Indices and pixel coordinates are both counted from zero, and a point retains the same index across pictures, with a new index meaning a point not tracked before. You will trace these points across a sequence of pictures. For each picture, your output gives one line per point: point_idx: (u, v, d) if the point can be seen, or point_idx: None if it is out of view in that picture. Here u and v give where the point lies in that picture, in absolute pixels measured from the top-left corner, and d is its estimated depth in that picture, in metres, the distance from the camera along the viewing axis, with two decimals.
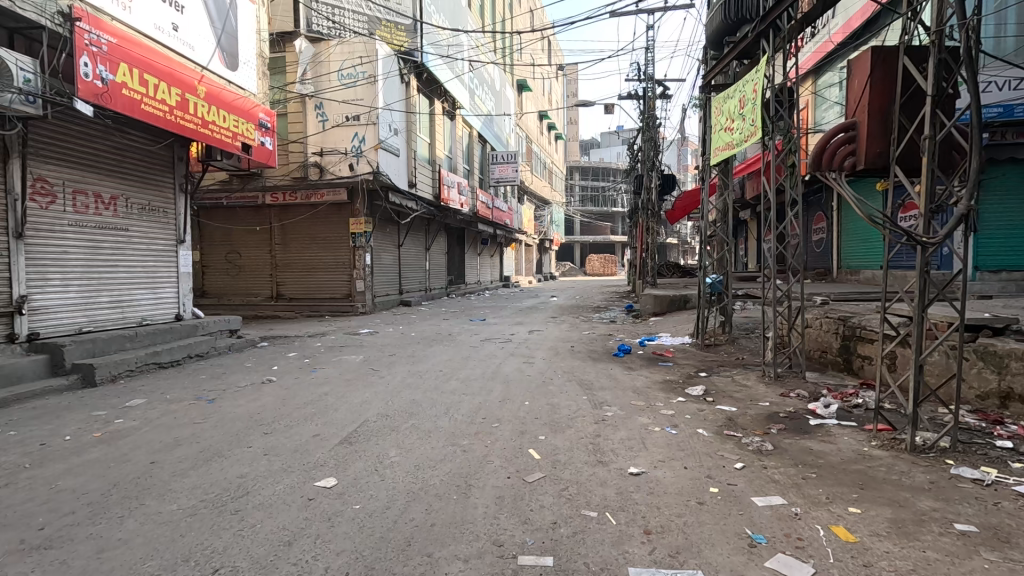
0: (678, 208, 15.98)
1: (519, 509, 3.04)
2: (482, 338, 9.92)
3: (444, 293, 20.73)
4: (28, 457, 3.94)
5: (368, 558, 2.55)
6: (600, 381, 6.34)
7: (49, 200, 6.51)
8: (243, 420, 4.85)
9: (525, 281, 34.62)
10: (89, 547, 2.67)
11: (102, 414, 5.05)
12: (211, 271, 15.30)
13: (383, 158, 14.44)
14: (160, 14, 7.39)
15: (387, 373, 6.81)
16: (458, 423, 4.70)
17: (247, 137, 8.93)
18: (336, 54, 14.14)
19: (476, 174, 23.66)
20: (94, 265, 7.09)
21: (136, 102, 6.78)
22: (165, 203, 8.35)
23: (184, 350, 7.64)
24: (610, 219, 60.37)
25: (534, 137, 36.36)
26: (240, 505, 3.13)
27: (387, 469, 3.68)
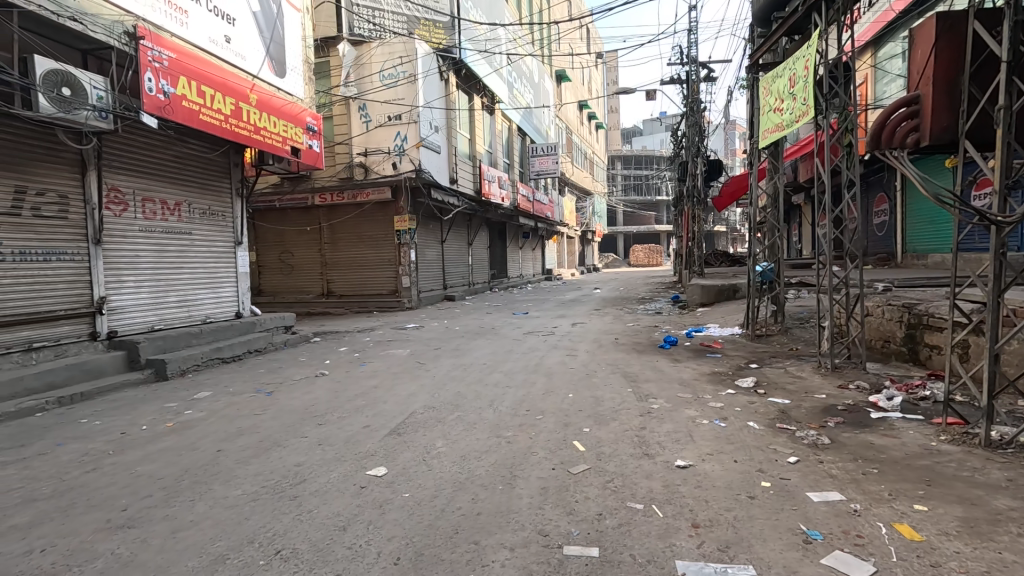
0: (725, 194, 15.43)
1: (564, 500, 3.06)
2: (525, 332, 9.95)
3: (487, 287, 20.92)
4: (110, 444, 4.30)
5: (418, 544, 2.64)
6: (645, 373, 6.24)
7: (122, 208, 7.02)
8: (298, 412, 5.10)
9: (568, 274, 34.42)
10: (165, 528, 2.89)
11: (173, 405, 5.43)
12: (266, 270, 16.06)
13: (425, 156, 14.67)
14: (213, 28, 7.80)
15: (433, 367, 6.97)
16: (502, 415, 4.75)
17: (296, 141, 9.29)
18: (378, 56, 14.47)
19: (516, 168, 23.65)
20: (162, 268, 7.60)
21: (194, 113, 7.19)
22: (224, 207, 8.84)
23: (244, 346, 8.08)
24: (654, 208, 58.98)
25: (574, 127, 35.91)
26: (298, 491, 3.30)
27: (433, 459, 3.78)
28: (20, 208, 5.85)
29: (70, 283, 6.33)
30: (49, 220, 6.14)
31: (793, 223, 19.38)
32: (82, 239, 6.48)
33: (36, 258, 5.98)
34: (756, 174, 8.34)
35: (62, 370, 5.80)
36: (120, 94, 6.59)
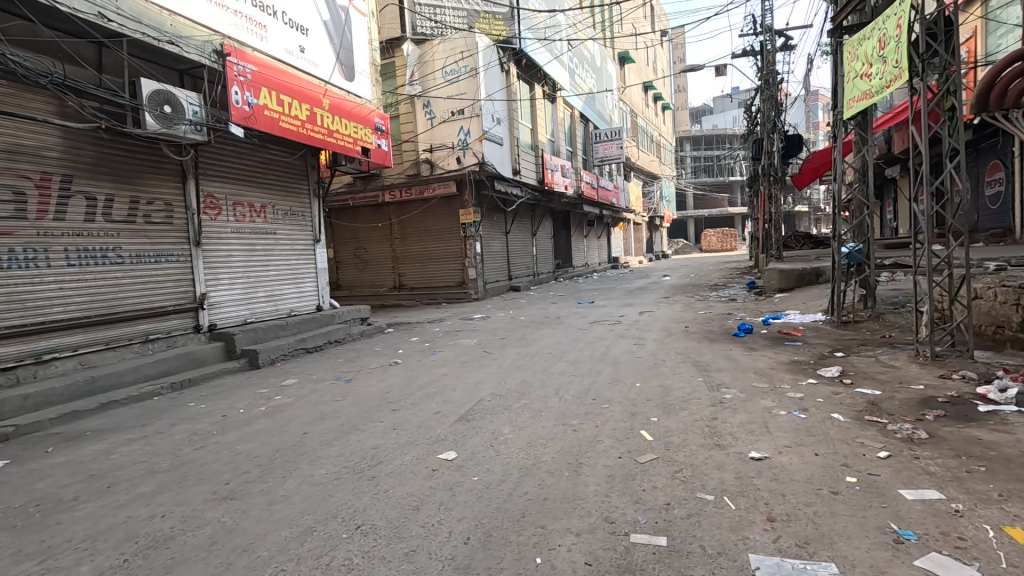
0: (806, 171, 14.37)
1: (630, 488, 3.04)
2: (591, 321, 9.87)
3: (552, 277, 20.91)
4: (214, 425, 4.80)
5: (487, 525, 2.74)
6: (717, 362, 6.00)
7: (216, 212, 7.71)
8: (375, 398, 5.40)
9: (635, 262, 33.59)
10: (262, 501, 3.20)
11: (265, 391, 5.94)
12: (343, 266, 17.02)
13: (488, 148, 14.84)
14: (289, 39, 8.32)
15: (500, 356, 7.10)
16: (569, 404, 4.77)
17: (366, 141, 9.72)
18: (440, 53, 14.80)
19: (579, 155, 23.32)
20: (253, 266, 8.29)
21: (275, 121, 7.73)
22: (303, 207, 9.45)
23: (324, 336, 8.66)
24: (727, 189, 56.07)
25: (638, 111, 34.79)
26: (375, 472, 3.52)
27: (501, 444, 3.88)
28: (135, 216, 6.60)
29: (177, 281, 7.07)
30: (158, 225, 6.87)
31: (887, 198, 17.69)
32: (185, 242, 7.21)
33: (150, 259, 6.73)
34: (840, 148, 7.71)
35: (173, 359, 6.52)
36: (211, 108, 7.21)
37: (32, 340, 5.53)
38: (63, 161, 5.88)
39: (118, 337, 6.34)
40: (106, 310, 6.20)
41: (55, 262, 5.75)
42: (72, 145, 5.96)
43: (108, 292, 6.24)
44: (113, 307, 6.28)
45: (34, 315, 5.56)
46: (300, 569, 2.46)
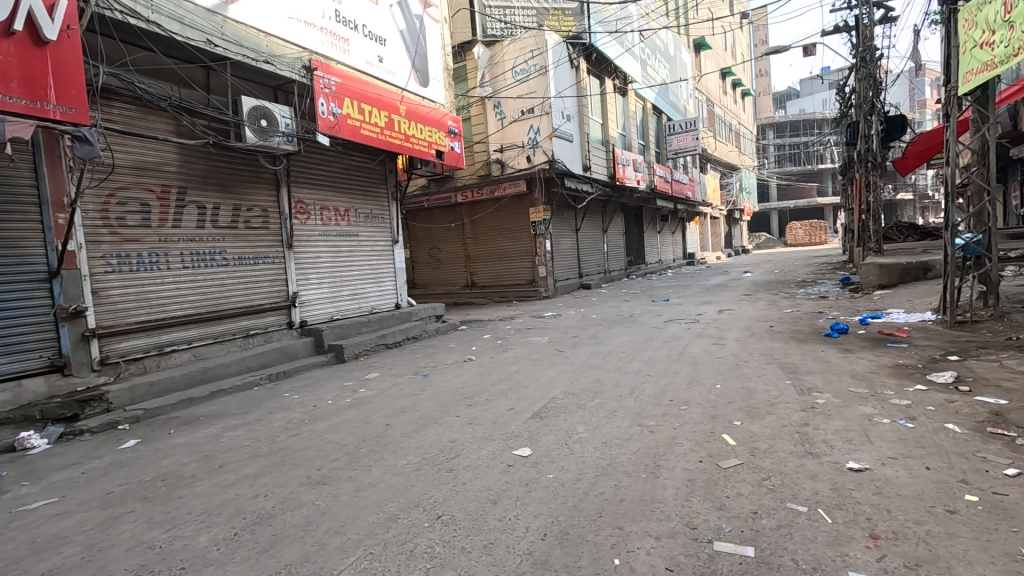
0: (911, 155, 12.98)
1: (712, 494, 2.91)
2: (667, 319, 9.57)
3: (624, 274, 20.46)
4: (306, 415, 5.18)
5: (563, 523, 2.74)
6: (807, 364, 5.59)
7: (306, 217, 8.29)
8: (451, 393, 5.56)
9: (713, 258, 31.98)
10: (350, 487, 3.41)
11: (350, 384, 6.33)
12: (419, 266, 17.71)
13: (558, 146, 14.76)
14: (369, 50, 8.75)
15: (572, 354, 7.07)
16: (644, 404, 4.66)
17: (440, 144, 10.00)
18: (509, 53, 14.93)
19: (652, 149, 22.59)
20: (338, 266, 8.83)
21: (357, 129, 8.15)
22: (383, 209, 9.92)
23: (403, 333, 9.06)
24: (816, 178, 51.99)
25: (715, 100, 33.09)
26: (453, 465, 3.64)
27: (576, 443, 3.86)
28: (237, 222, 7.24)
29: (272, 281, 7.68)
30: (256, 230, 7.50)
31: (1012, 181, 15.57)
32: (279, 245, 7.82)
33: (250, 261, 7.37)
34: (955, 128, 6.87)
35: (270, 353, 7.10)
36: (301, 120, 7.77)
37: (155, 334, 6.25)
38: (179, 175, 6.57)
39: (224, 332, 7.00)
40: (214, 307, 6.88)
41: (173, 265, 6.46)
42: (185, 159, 6.65)
43: (215, 291, 6.92)
44: (219, 305, 6.96)
45: (156, 311, 6.27)
46: (386, 554, 2.59)
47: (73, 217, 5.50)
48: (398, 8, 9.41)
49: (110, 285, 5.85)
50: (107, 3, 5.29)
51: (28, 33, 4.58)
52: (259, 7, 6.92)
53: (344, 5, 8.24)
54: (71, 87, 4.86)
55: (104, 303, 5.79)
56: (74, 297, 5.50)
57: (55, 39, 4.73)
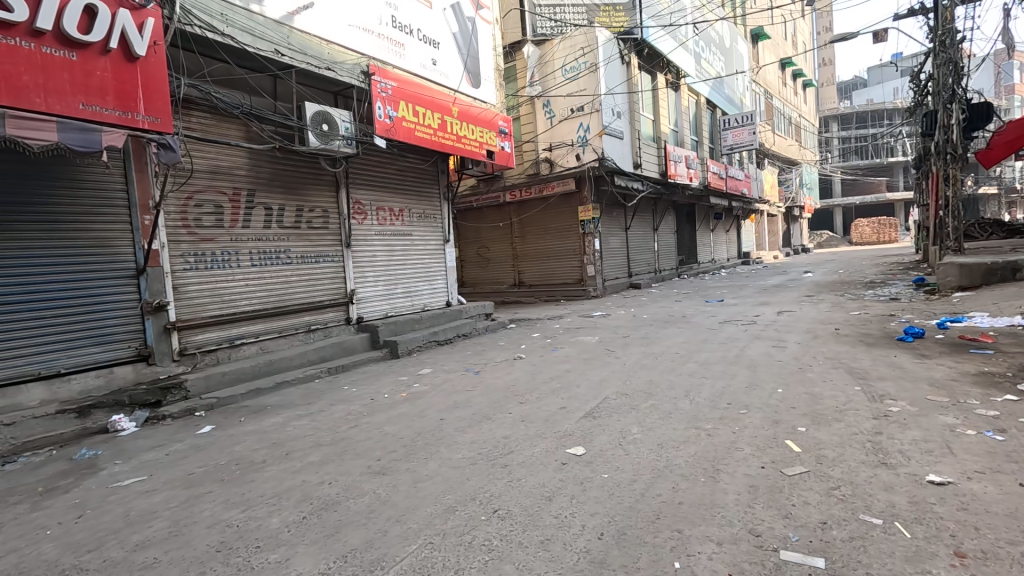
0: (998, 145, 11.92)
1: (777, 501, 2.81)
2: (722, 320, 9.26)
3: (675, 274, 19.96)
4: (364, 407, 5.39)
5: (620, 523, 2.72)
6: (878, 370, 5.26)
7: (363, 217, 8.60)
8: (502, 390, 5.63)
9: (770, 258, 30.65)
10: (409, 478, 3.52)
11: (405, 379, 6.52)
12: (468, 265, 17.98)
13: (608, 143, 14.56)
14: (424, 54, 8.97)
15: (623, 354, 6.98)
16: (700, 406, 4.55)
17: (490, 144, 10.11)
18: (559, 52, 14.89)
19: (706, 145, 21.88)
20: (392, 265, 9.12)
21: (412, 131, 8.37)
22: (435, 209, 10.14)
23: (454, 330, 9.25)
24: (885, 173, 48.75)
25: (774, 92, 31.68)
26: (507, 461, 3.69)
27: (630, 444, 3.82)
28: (301, 222, 7.61)
29: (332, 278, 8.02)
30: (318, 230, 7.85)
31: None
32: (339, 244, 8.15)
33: (311, 260, 7.73)
34: None
35: (329, 347, 7.42)
36: (360, 124, 8.06)
37: (226, 328, 6.66)
38: (249, 178, 6.98)
39: (288, 327, 7.38)
40: (279, 303, 7.26)
41: (243, 263, 6.87)
42: (254, 163, 7.05)
43: (280, 288, 7.30)
44: (283, 301, 7.34)
45: (228, 306, 6.69)
46: (445, 544, 2.66)
47: (157, 219, 5.96)
48: (451, 11, 9.60)
49: (188, 282, 6.29)
50: (188, 19, 5.69)
51: (122, 50, 5.00)
52: (322, 17, 7.25)
53: (401, 11, 8.49)
54: (158, 99, 5.27)
55: (183, 298, 6.24)
56: (157, 292, 5.96)
57: (144, 55, 5.14)
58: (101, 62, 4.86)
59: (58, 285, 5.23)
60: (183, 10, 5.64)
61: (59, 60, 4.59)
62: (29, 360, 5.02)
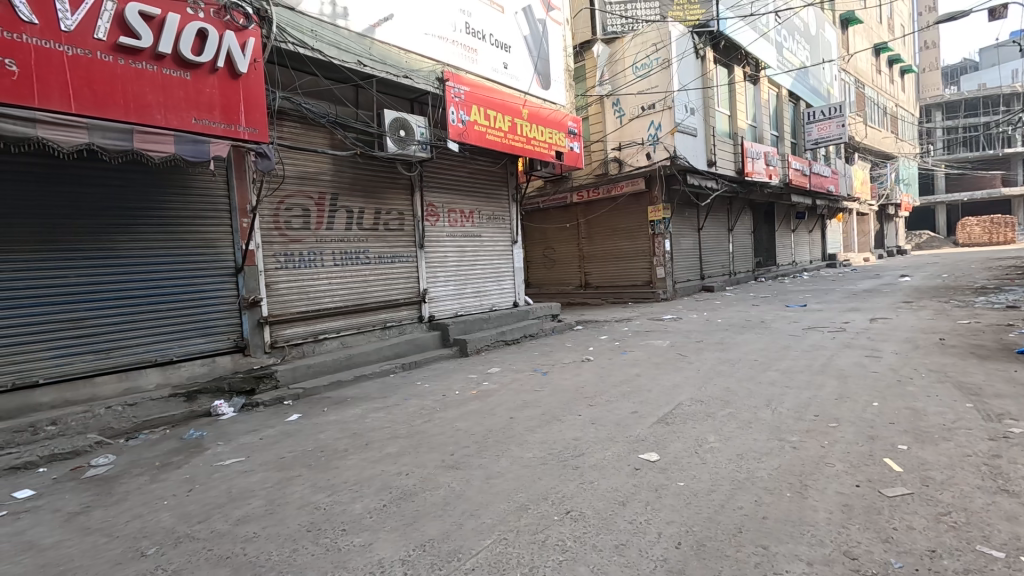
0: None
1: (875, 524, 2.60)
2: (806, 326, 8.67)
3: (751, 277, 18.95)
4: (437, 403, 5.57)
5: (698, 534, 2.63)
6: (994, 386, 4.71)
7: (436, 219, 8.88)
8: (571, 392, 5.62)
9: (860, 260, 28.31)
10: (482, 474, 3.59)
11: (474, 377, 6.67)
12: (534, 266, 18.03)
13: (681, 141, 14.07)
14: (495, 58, 9.12)
15: (697, 359, 6.73)
16: (784, 417, 4.30)
17: (559, 145, 10.10)
18: (630, 49, 14.59)
19: (788, 139, 20.56)
20: (463, 265, 9.35)
21: (483, 134, 8.55)
22: (504, 211, 10.28)
23: (521, 331, 9.33)
24: (1000, 165, 43.52)
25: (867, 81, 29.20)
26: (578, 462, 3.67)
27: (707, 452, 3.68)
28: (378, 224, 7.99)
29: (406, 278, 8.35)
30: (394, 231, 8.20)
31: None
32: (413, 245, 8.47)
33: (387, 260, 8.10)
34: None
35: (403, 344, 7.74)
36: (434, 129, 8.33)
37: (311, 323, 7.12)
38: (333, 183, 7.41)
39: (366, 323, 7.77)
40: (358, 301, 7.66)
41: (327, 263, 7.31)
42: (338, 169, 7.48)
43: (359, 286, 7.70)
44: (363, 298, 7.74)
45: (314, 303, 7.14)
46: (520, 541, 2.70)
47: (253, 221, 6.48)
48: (522, 15, 9.70)
49: (279, 280, 6.79)
50: (283, 37, 6.15)
51: (227, 69, 5.49)
52: (400, 28, 7.57)
53: (474, 17, 8.69)
54: (256, 111, 5.74)
55: (274, 295, 6.75)
56: (253, 289, 6.49)
57: (246, 71, 5.62)
58: (210, 80, 5.36)
59: (171, 281, 5.84)
60: (278, 28, 6.10)
61: (176, 79, 5.12)
62: (147, 348, 5.63)
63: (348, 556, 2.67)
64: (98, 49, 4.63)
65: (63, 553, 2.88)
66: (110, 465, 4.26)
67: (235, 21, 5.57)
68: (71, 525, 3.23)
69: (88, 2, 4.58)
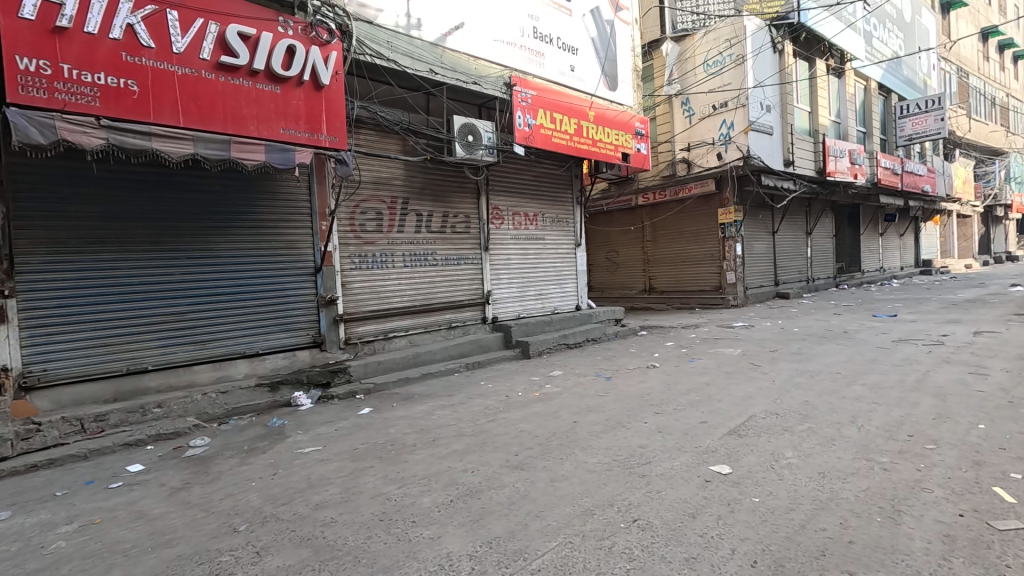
0: None
1: (983, 558, 2.36)
2: (897, 338, 7.98)
3: (832, 283, 17.69)
4: (500, 403, 5.64)
5: (776, 554, 2.49)
6: None
7: (500, 222, 9.00)
8: (636, 398, 5.50)
9: (961, 267, 25.62)
10: (546, 476, 3.61)
11: (537, 379, 6.69)
12: (596, 269, 17.79)
13: (756, 140, 13.41)
14: (562, 61, 9.13)
15: (771, 370, 6.38)
16: (872, 435, 3.98)
17: (626, 147, 9.92)
18: (701, 46, 14.09)
19: (877, 136, 19.02)
20: (526, 268, 9.42)
21: (549, 137, 8.57)
22: (568, 213, 10.24)
23: (583, 334, 9.25)
24: None
25: (971, 70, 26.44)
26: (645, 471, 3.59)
27: (784, 469, 3.48)
28: (446, 227, 8.22)
29: (471, 279, 8.53)
30: (460, 234, 8.41)
31: None
32: (478, 247, 8.64)
33: (453, 262, 8.31)
34: None
35: (468, 344, 7.91)
36: (501, 133, 8.46)
37: (382, 322, 7.43)
38: (404, 187, 7.70)
39: (432, 323, 8.01)
40: (425, 301, 7.92)
41: (397, 264, 7.61)
42: (409, 174, 7.77)
43: (427, 287, 7.95)
44: (430, 299, 7.99)
45: (384, 302, 7.46)
46: (585, 546, 2.68)
47: (332, 224, 6.87)
48: (590, 17, 9.65)
49: (353, 280, 7.15)
50: (361, 49, 6.48)
51: (311, 81, 5.87)
52: (470, 36, 7.77)
53: (542, 21, 8.76)
54: (337, 120, 6.07)
55: (349, 294, 7.10)
56: (330, 288, 6.87)
57: (329, 83, 5.98)
58: (297, 92, 5.75)
59: (258, 279, 6.31)
60: (358, 41, 6.44)
61: (268, 93, 5.53)
62: (237, 341, 6.13)
63: (418, 547, 2.77)
64: (203, 68, 5.11)
65: (168, 523, 3.19)
66: (205, 446, 4.67)
67: (320, 36, 5.94)
68: (174, 498, 3.58)
69: (195, 27, 5.08)
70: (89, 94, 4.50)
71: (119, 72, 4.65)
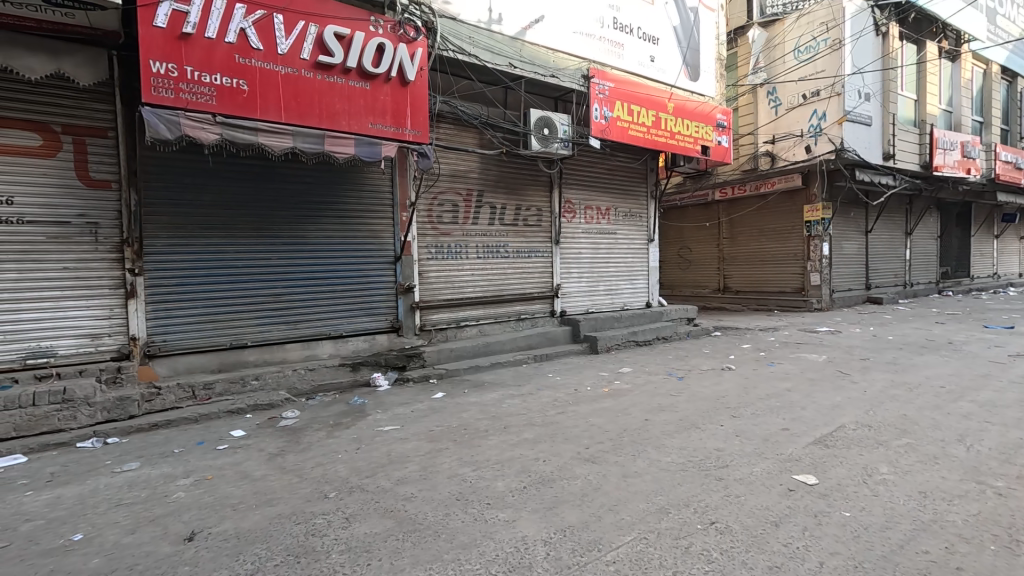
0: None
1: None
2: (1014, 353, 7.14)
3: (933, 289, 16.09)
4: (569, 396, 5.67)
5: (870, 571, 2.36)
6: None
7: (572, 216, 8.97)
8: (711, 400, 5.32)
9: None
10: (618, 471, 3.60)
11: (606, 375, 6.64)
12: (667, 266, 17.23)
13: (851, 131, 12.42)
14: (643, 52, 8.90)
15: (863, 379, 5.92)
16: (984, 457, 3.62)
17: (706, 139, 9.52)
18: (792, 32, 13.20)
19: (998, 126, 16.96)
20: (596, 262, 9.34)
21: (626, 130, 8.43)
22: (641, 208, 10.01)
23: (654, 332, 9.05)
24: None
25: None
26: (722, 474, 3.49)
27: (878, 484, 3.25)
28: (518, 220, 8.31)
29: (541, 272, 8.59)
30: (532, 227, 8.47)
31: None
32: (549, 241, 8.68)
33: (524, 254, 8.39)
34: None
35: (536, 336, 7.99)
36: (576, 126, 8.40)
37: (454, 311, 7.66)
38: (479, 180, 7.86)
39: (502, 314, 8.16)
40: (496, 292, 8.07)
41: (470, 256, 7.80)
42: (484, 167, 7.92)
43: (498, 278, 8.10)
44: (500, 290, 8.14)
45: (457, 292, 7.68)
46: (661, 543, 2.66)
47: (411, 216, 7.16)
48: (673, 4, 9.32)
49: (429, 269, 7.42)
50: (445, 45, 6.67)
51: (398, 77, 6.13)
52: (550, 28, 7.77)
53: (622, 12, 8.59)
54: (420, 114, 6.30)
55: (425, 282, 7.38)
56: (408, 276, 7.19)
57: (414, 79, 6.22)
58: (385, 88, 6.02)
59: (343, 266, 6.70)
60: (442, 37, 6.63)
61: (358, 89, 5.84)
62: (324, 323, 6.56)
63: (494, 528, 2.86)
64: (303, 67, 5.48)
65: (268, 485, 3.51)
66: (295, 418, 5.05)
67: (407, 33, 6.17)
68: (272, 463, 3.92)
69: (297, 29, 5.44)
70: (207, 94, 4.96)
71: (232, 72, 5.09)
